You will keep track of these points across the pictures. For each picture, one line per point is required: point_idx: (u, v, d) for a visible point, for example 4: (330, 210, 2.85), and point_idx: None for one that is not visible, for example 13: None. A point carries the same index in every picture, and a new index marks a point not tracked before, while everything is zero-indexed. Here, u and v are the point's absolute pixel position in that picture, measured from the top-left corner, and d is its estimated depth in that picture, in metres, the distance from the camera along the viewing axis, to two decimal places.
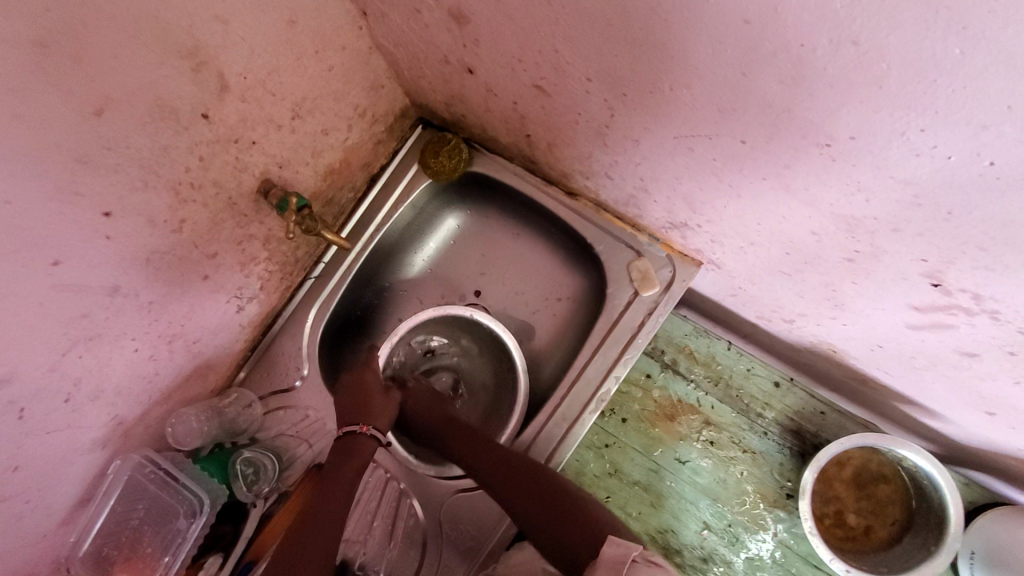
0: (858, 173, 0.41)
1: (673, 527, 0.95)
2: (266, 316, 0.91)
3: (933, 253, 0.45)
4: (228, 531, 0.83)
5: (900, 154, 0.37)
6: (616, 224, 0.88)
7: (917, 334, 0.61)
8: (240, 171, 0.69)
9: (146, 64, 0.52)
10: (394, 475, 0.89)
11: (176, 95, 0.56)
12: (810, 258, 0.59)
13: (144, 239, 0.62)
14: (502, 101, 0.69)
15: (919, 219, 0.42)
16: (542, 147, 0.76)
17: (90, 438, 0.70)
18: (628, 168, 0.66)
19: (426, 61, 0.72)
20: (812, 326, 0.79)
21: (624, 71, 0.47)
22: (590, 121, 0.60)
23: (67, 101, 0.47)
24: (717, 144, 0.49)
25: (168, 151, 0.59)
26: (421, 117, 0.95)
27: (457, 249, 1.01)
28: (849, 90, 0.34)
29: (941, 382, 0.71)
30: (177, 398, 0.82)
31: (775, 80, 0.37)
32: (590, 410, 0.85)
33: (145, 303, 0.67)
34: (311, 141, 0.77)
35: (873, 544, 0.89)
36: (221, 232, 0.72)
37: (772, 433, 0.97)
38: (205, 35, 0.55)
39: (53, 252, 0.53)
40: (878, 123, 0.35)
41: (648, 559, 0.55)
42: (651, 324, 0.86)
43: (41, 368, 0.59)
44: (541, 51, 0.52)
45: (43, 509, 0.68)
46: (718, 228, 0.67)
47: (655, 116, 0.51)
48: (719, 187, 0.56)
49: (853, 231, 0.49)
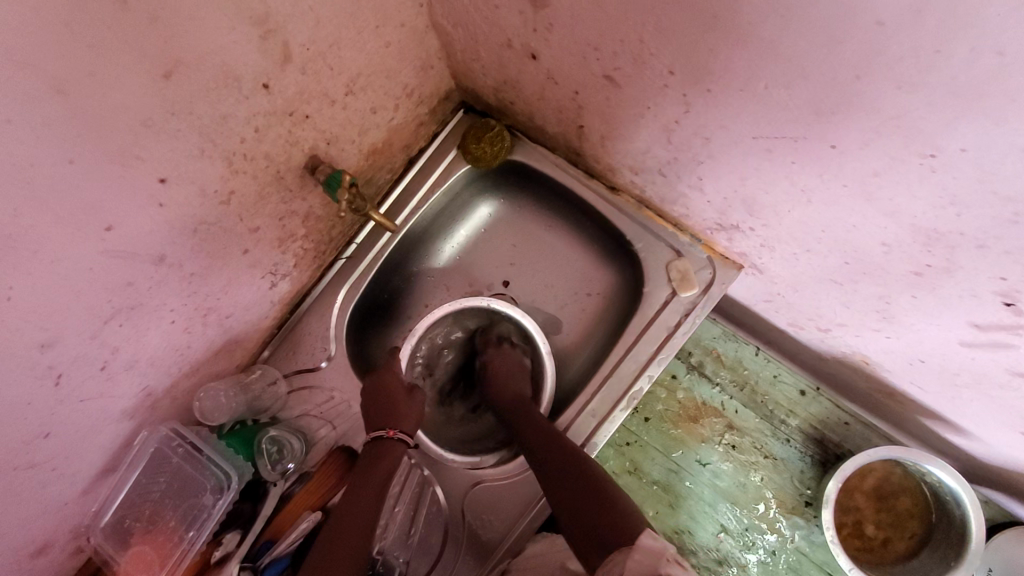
0: (958, 186, 0.40)
1: (689, 528, 0.96)
2: (296, 294, 0.90)
3: (1015, 272, 0.45)
4: (248, 510, 0.81)
5: (1014, 170, 0.36)
6: (657, 222, 0.88)
7: (969, 351, 0.61)
8: (291, 145, 0.67)
9: (216, 29, 0.50)
10: (418, 462, 0.88)
11: (241, 62, 0.54)
12: (869, 268, 0.58)
13: (193, 209, 0.60)
14: (561, 90, 0.68)
15: (1012, 237, 0.42)
16: (593, 139, 0.75)
17: (121, 407, 0.69)
18: (687, 167, 0.65)
19: (484, 44, 0.71)
20: (849, 337, 0.79)
21: (716, 64, 0.46)
22: (658, 115, 0.59)
23: (139, 62, 0.46)
24: (801, 148, 0.48)
25: (226, 121, 0.57)
26: (464, 101, 0.94)
27: (489, 238, 1.00)
28: (978, 102, 0.34)
29: (980, 401, 0.71)
30: (206, 371, 0.81)
31: (892, 85, 0.37)
32: (621, 407, 0.85)
33: (187, 274, 0.65)
34: (359, 119, 0.75)
35: (889, 557, 0.90)
36: (265, 206, 0.70)
37: (795, 440, 0.97)
38: (276, 3, 0.53)
39: (107, 217, 0.52)
40: (998, 137, 0.35)
41: (679, 561, 0.54)
42: (688, 325, 0.85)
43: (83, 335, 0.57)
44: (623, 40, 0.51)
45: (69, 476, 0.67)
46: (774, 232, 0.66)
47: (736, 114, 0.50)
48: (789, 192, 0.55)
49: (930, 244, 0.48)
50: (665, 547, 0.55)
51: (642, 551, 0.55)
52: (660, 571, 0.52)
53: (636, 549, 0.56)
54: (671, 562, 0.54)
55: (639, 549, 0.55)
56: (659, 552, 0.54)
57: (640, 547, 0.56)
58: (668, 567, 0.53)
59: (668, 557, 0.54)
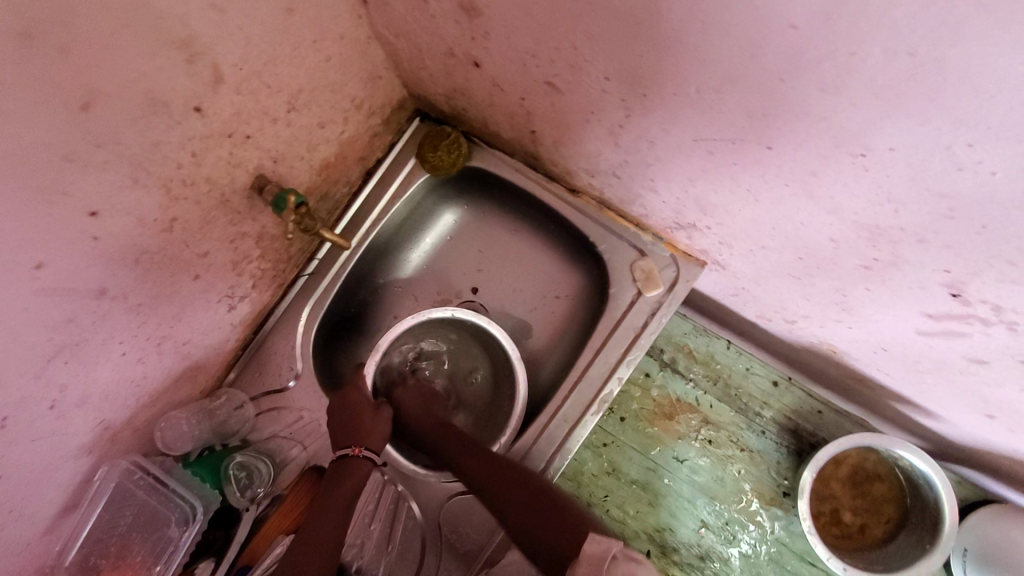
0: (891, 184, 0.40)
1: (670, 525, 0.95)
2: (258, 314, 0.88)
3: (957, 265, 0.44)
4: (220, 537, 0.81)
5: (942, 167, 0.36)
6: (619, 222, 0.87)
7: (926, 339, 0.61)
8: (234, 166, 0.66)
9: (137, 56, 0.48)
10: (391, 479, 0.87)
11: (168, 87, 0.53)
12: (823, 263, 0.58)
13: (132, 239, 0.58)
14: (509, 96, 0.67)
15: (949, 231, 0.41)
16: (547, 143, 0.74)
17: (77, 444, 0.67)
18: (638, 168, 0.64)
19: (428, 53, 0.70)
20: (815, 327, 0.78)
21: (647, 70, 0.45)
22: (602, 120, 0.58)
23: (53, 95, 0.44)
24: (739, 149, 0.48)
25: (159, 147, 0.55)
26: (419, 109, 0.92)
27: (453, 246, 0.98)
28: (898, 102, 0.33)
29: (943, 386, 0.71)
30: (167, 400, 0.79)
31: (814, 87, 0.36)
32: (592, 412, 0.84)
33: (134, 305, 0.64)
34: (307, 134, 0.74)
35: (868, 542, 0.90)
36: (213, 229, 0.68)
37: (769, 431, 0.97)
38: (199, 25, 0.52)
39: (37, 254, 0.50)
40: (922, 136, 0.34)
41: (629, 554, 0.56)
42: (655, 324, 0.85)
43: (25, 376, 0.55)
44: (558, 48, 0.51)
45: (25, 519, 0.64)
46: (728, 230, 0.65)
47: (674, 118, 0.49)
48: (735, 191, 0.55)
49: (874, 239, 0.48)
50: (609, 548, 0.57)
51: (587, 562, 0.57)
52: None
53: (581, 560, 0.58)
54: (617, 560, 0.56)
55: (582, 560, 0.58)
56: (604, 555, 0.57)
57: (585, 557, 0.58)
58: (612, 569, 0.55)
59: (613, 557, 0.56)
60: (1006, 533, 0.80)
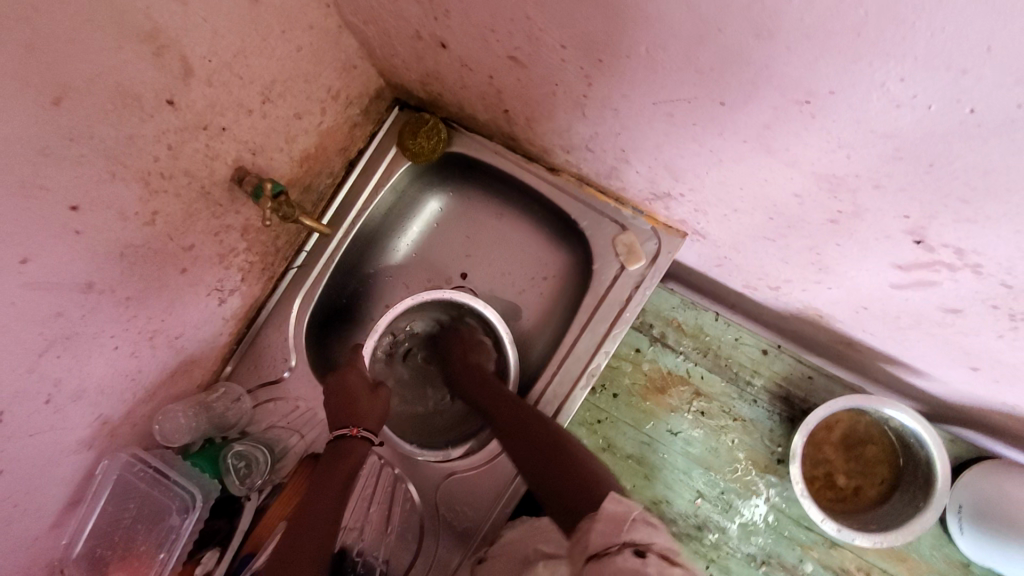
0: (839, 128, 0.41)
1: (667, 497, 0.96)
2: (249, 308, 0.89)
3: (915, 209, 0.45)
4: (223, 526, 0.82)
5: (881, 106, 0.37)
6: (599, 199, 0.87)
7: (900, 293, 0.61)
8: (211, 159, 0.67)
9: (104, 49, 0.50)
10: (388, 461, 0.88)
11: (139, 80, 0.54)
12: (793, 221, 0.59)
13: (115, 233, 0.60)
14: (477, 76, 0.68)
15: (900, 173, 0.42)
16: (521, 122, 0.75)
17: (76, 439, 0.69)
18: (608, 140, 0.65)
19: (397, 38, 0.71)
20: (798, 292, 0.79)
21: (599, 34, 0.47)
22: (567, 91, 0.59)
23: (23, 91, 0.45)
24: (696, 108, 0.49)
25: (134, 141, 0.57)
26: (397, 98, 0.93)
27: (440, 232, 0.99)
28: (829, 43, 0.35)
29: (926, 341, 0.71)
30: (164, 394, 0.81)
31: (751, 35, 0.38)
32: (581, 386, 0.86)
33: (122, 299, 0.65)
34: (284, 125, 0.75)
35: (864, 504, 0.90)
36: (196, 223, 0.70)
37: (761, 400, 0.98)
38: (164, 18, 0.53)
39: (21, 249, 0.51)
40: (858, 74, 0.36)
41: (648, 520, 0.53)
42: (639, 297, 0.86)
43: (18, 371, 0.57)
44: (514, 20, 0.52)
45: (32, 513, 0.66)
46: (700, 197, 0.66)
47: (631, 82, 0.51)
48: (699, 152, 0.56)
49: (835, 190, 0.49)
50: (629, 512, 0.53)
51: (605, 520, 0.53)
52: (624, 538, 0.50)
53: (598, 519, 0.54)
54: (638, 522, 0.52)
55: (603, 518, 0.54)
56: (622, 517, 0.53)
57: (603, 516, 0.54)
58: (633, 531, 0.51)
59: (633, 519, 0.52)
60: (1001, 486, 0.81)
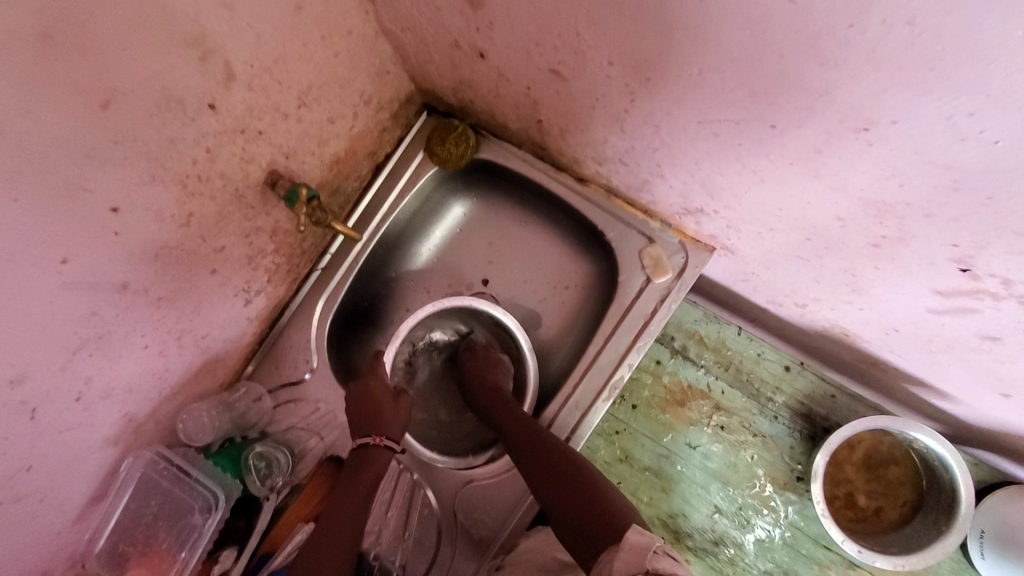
0: (895, 156, 0.41)
1: (683, 511, 0.96)
2: (273, 308, 0.90)
3: (966, 238, 0.44)
4: (242, 526, 0.83)
5: (945, 138, 0.37)
6: (627, 210, 0.87)
7: (937, 318, 0.60)
8: (247, 162, 0.68)
9: (152, 54, 0.50)
10: (406, 467, 0.88)
11: (182, 85, 0.54)
12: (831, 243, 0.58)
13: (151, 233, 0.60)
14: (514, 86, 0.68)
15: (955, 204, 0.42)
16: (554, 133, 0.74)
17: (103, 436, 0.69)
18: (645, 154, 0.65)
19: (434, 45, 0.71)
20: (826, 311, 0.78)
21: (650, 53, 0.47)
22: (607, 106, 0.59)
23: (73, 94, 0.45)
24: (743, 129, 0.49)
25: (175, 143, 0.57)
26: (426, 103, 0.93)
27: (463, 237, 0.99)
28: (899, 74, 0.35)
29: (957, 366, 0.70)
30: (189, 392, 0.81)
31: (815, 63, 0.38)
32: (603, 398, 0.85)
33: (154, 299, 0.65)
34: (317, 129, 0.75)
35: (884, 525, 0.90)
36: (228, 225, 0.70)
37: (782, 416, 0.97)
38: (211, 24, 0.53)
39: (62, 249, 0.51)
40: (924, 107, 0.36)
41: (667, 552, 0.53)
42: (664, 311, 0.86)
43: (52, 368, 0.57)
44: (561, 35, 0.52)
45: (57, 509, 0.66)
46: (736, 214, 0.65)
47: (678, 100, 0.51)
48: (740, 172, 0.55)
49: (881, 215, 0.48)
50: (650, 541, 0.54)
51: (629, 549, 0.54)
52: (647, 566, 0.51)
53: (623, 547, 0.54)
54: (660, 554, 0.52)
55: (626, 547, 0.54)
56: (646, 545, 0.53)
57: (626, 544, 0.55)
58: (656, 561, 0.52)
59: (654, 551, 0.53)
60: None
